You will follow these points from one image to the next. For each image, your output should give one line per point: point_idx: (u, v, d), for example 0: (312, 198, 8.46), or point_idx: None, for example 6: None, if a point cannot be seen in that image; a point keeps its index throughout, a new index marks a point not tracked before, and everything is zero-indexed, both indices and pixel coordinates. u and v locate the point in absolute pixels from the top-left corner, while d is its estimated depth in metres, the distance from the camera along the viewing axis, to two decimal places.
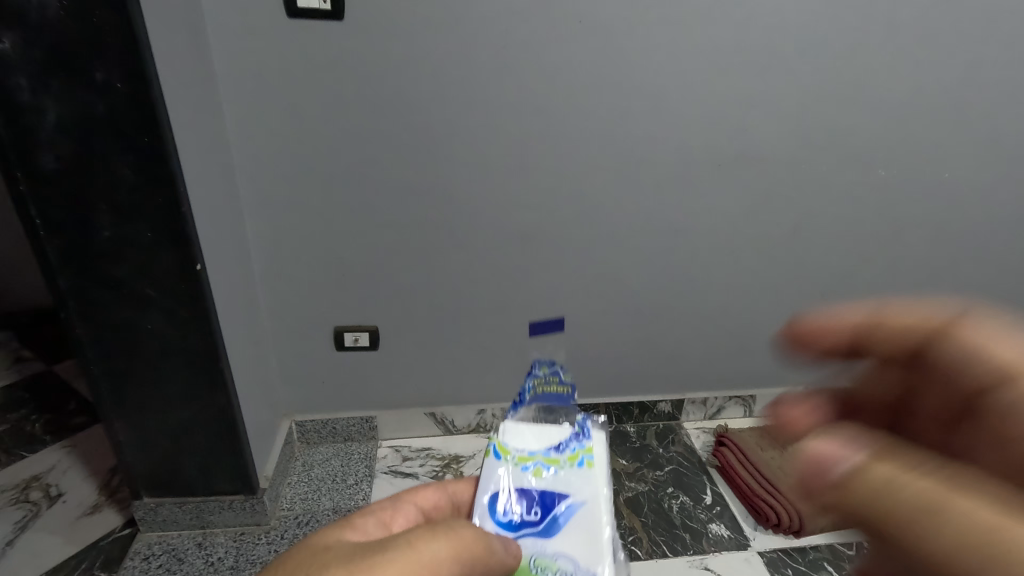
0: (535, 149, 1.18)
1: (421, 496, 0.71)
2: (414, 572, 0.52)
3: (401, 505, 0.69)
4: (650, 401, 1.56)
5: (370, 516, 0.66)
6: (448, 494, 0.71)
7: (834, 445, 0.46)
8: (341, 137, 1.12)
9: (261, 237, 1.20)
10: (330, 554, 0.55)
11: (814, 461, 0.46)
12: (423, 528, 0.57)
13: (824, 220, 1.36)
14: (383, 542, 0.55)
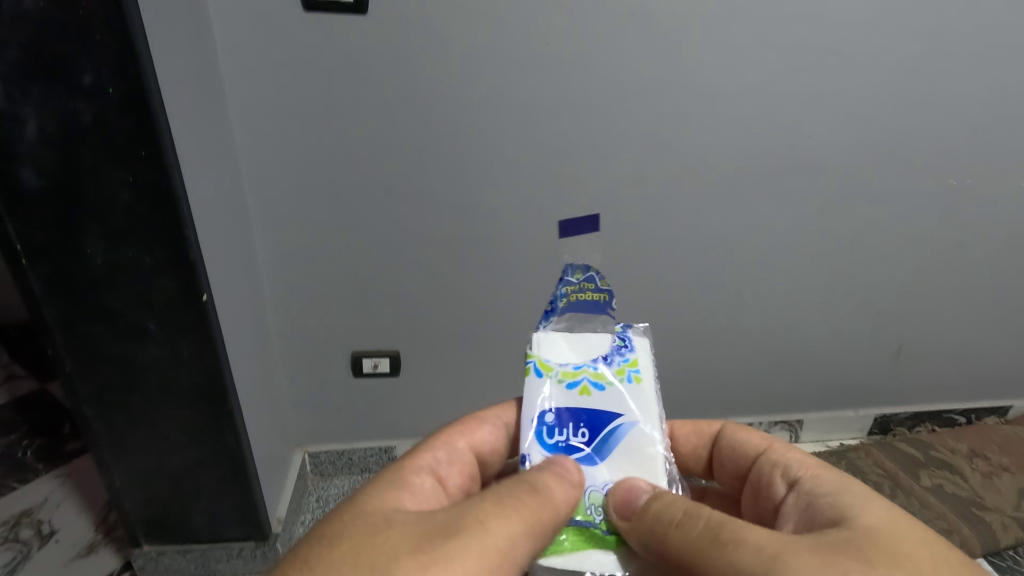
0: (577, 159, 1.07)
1: (471, 438, 0.69)
2: (492, 556, 0.49)
3: (455, 457, 0.66)
4: (690, 427, 1.45)
5: (424, 474, 0.61)
6: (499, 434, 0.71)
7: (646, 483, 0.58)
8: (362, 146, 1.00)
9: (272, 256, 1.09)
10: (395, 533, 0.51)
11: (625, 495, 0.57)
12: (487, 501, 0.53)
13: (889, 234, 1.24)
14: (449, 521, 0.51)
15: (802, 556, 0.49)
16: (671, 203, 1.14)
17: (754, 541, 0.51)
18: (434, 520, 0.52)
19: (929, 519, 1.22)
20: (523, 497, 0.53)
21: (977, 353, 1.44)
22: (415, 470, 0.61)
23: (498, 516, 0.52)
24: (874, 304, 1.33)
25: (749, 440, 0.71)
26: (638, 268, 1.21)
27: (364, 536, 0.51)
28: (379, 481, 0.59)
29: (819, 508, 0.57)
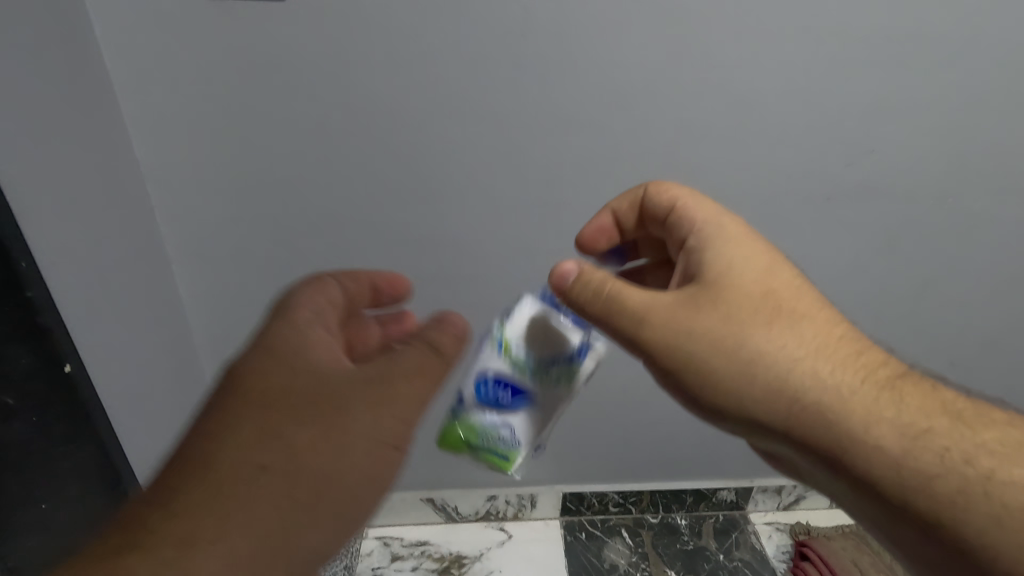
0: (570, 183, 0.84)
1: (335, 283, 0.57)
2: (419, 403, 0.50)
3: (324, 300, 0.55)
4: (709, 488, 1.18)
5: (310, 324, 0.52)
6: (359, 284, 0.60)
7: (570, 268, 0.56)
8: (299, 171, 0.79)
9: (198, 298, 0.89)
10: (332, 389, 0.47)
11: (562, 276, 0.56)
12: (411, 354, 0.51)
13: (965, 270, 0.98)
14: (377, 375, 0.49)
15: (651, 331, 0.53)
16: None
17: (629, 313, 0.53)
18: (367, 372, 0.49)
19: None
20: (452, 346, 0.53)
21: None
22: (310, 321, 0.52)
23: (431, 367, 0.51)
24: (936, 348, 1.08)
25: (660, 198, 0.63)
26: None
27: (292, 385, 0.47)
28: (281, 336, 0.50)
29: (700, 266, 0.55)
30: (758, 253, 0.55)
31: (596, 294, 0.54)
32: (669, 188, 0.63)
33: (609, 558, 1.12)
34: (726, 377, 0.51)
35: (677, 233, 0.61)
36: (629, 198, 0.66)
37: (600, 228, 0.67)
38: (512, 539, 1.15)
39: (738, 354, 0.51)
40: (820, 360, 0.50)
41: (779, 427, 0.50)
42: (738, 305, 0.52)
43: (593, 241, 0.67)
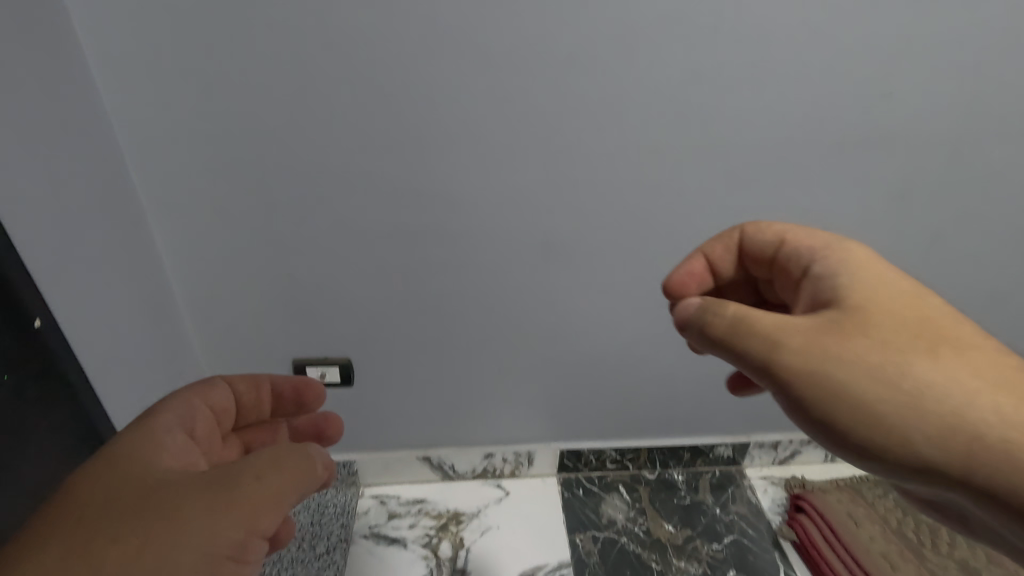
0: (570, 129, 0.79)
1: (211, 395, 0.65)
2: (265, 510, 0.49)
3: (196, 409, 0.62)
4: (706, 444, 1.18)
5: (175, 431, 0.57)
6: (232, 393, 0.67)
7: (690, 306, 0.53)
8: (280, 116, 0.75)
9: (177, 252, 0.84)
10: (170, 496, 0.47)
11: (685, 312, 0.53)
12: (263, 454, 0.51)
13: (982, 223, 0.93)
14: (221, 475, 0.49)
15: (792, 357, 0.47)
16: (694, 186, 0.85)
17: (762, 338, 0.48)
18: (212, 469, 0.50)
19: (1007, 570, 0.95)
20: (311, 457, 0.54)
21: None
22: (169, 427, 0.57)
23: (295, 467, 0.52)
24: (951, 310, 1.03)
25: (766, 233, 0.60)
26: (649, 266, 0.93)
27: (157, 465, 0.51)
28: (132, 443, 0.53)
29: (832, 294, 0.51)
30: (895, 277, 0.51)
31: (726, 323, 0.50)
32: (776, 224, 0.61)
33: (606, 513, 1.12)
34: (886, 411, 0.44)
35: (793, 265, 0.57)
36: (722, 240, 0.63)
37: (691, 272, 0.63)
38: (509, 496, 1.15)
39: (898, 385, 0.44)
40: (996, 390, 0.43)
41: (958, 471, 0.42)
42: (889, 330, 0.47)
43: (684, 285, 0.63)
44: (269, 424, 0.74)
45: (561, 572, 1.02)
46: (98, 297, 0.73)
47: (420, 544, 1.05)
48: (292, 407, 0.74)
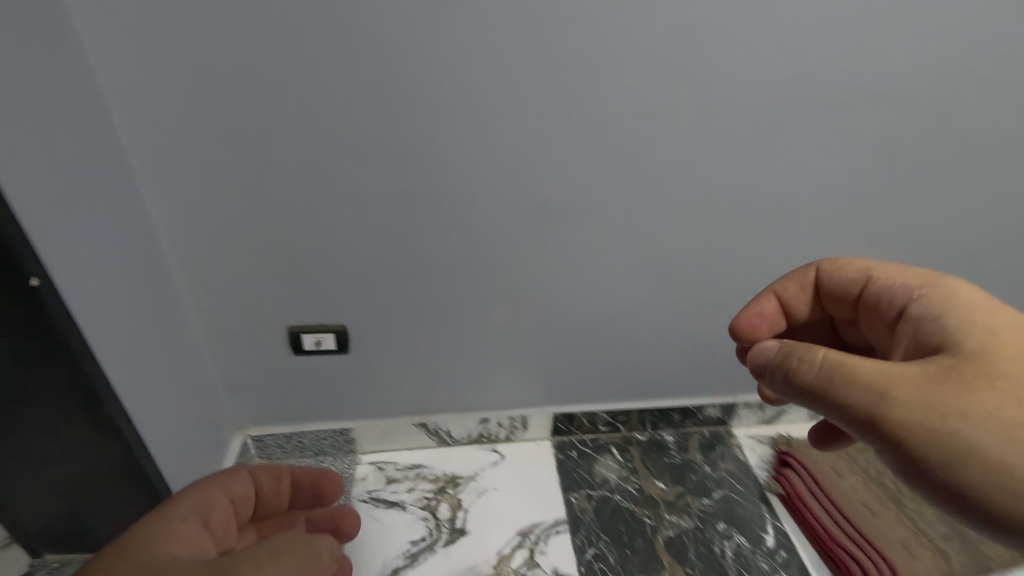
0: (563, 89, 0.79)
1: (234, 483, 0.64)
2: None
3: (217, 497, 0.61)
4: (695, 405, 1.21)
5: (188, 520, 0.56)
6: (251, 481, 0.66)
7: (780, 349, 0.57)
8: (273, 76, 0.74)
9: (171, 216, 0.83)
10: None
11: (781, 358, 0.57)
12: (275, 545, 0.52)
13: (964, 183, 0.96)
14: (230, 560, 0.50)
15: (904, 404, 0.50)
16: (685, 147, 0.86)
17: (868, 386, 0.51)
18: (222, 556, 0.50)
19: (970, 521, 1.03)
20: (319, 546, 0.55)
21: None
22: (183, 515, 0.56)
23: (306, 560, 0.53)
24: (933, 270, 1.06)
25: (849, 271, 0.66)
26: (641, 228, 0.94)
27: (171, 556, 0.50)
28: (142, 529, 0.52)
29: (936, 337, 0.55)
30: (1001, 317, 0.54)
31: (829, 370, 0.53)
32: (857, 262, 0.66)
33: (600, 473, 1.15)
34: (993, 455, 0.49)
35: (885, 304, 0.63)
36: (795, 280, 0.69)
37: (761, 312, 0.70)
38: (504, 459, 1.17)
39: (1009, 430, 0.49)
40: None
41: None
42: (997, 376, 0.50)
43: (755, 326, 0.69)
44: (285, 517, 0.74)
45: (557, 529, 1.04)
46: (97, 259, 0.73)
47: (419, 506, 1.07)
48: (308, 496, 0.76)
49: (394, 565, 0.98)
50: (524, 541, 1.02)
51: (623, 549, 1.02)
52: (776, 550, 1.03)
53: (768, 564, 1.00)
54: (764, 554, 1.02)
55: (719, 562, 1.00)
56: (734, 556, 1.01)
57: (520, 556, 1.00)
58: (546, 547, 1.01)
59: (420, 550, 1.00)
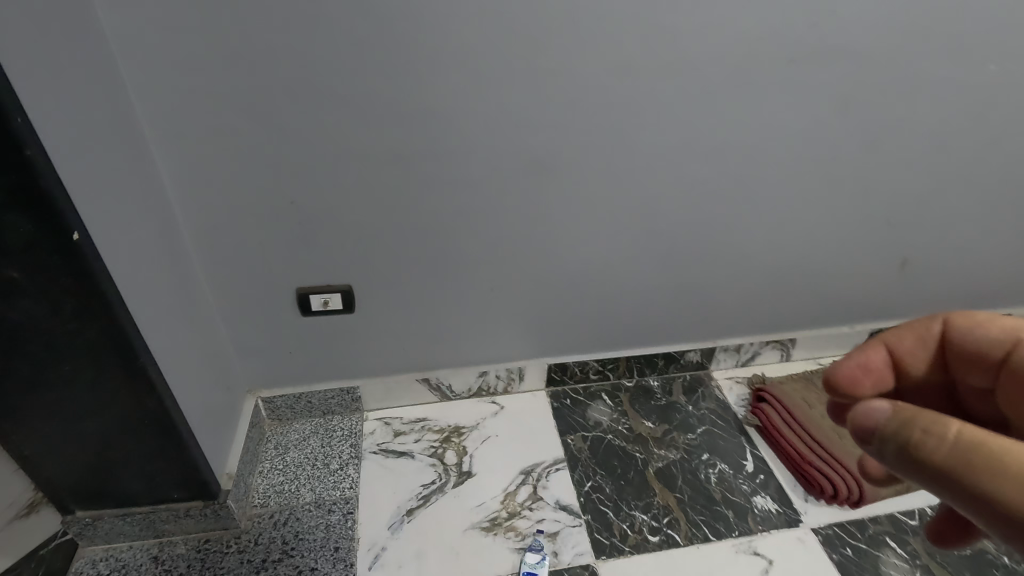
0: (553, 49, 0.85)
1: None
2: None
3: None
4: (677, 351, 1.31)
5: None
6: None
7: (910, 422, 0.44)
8: (281, 42, 0.78)
9: (184, 181, 0.87)
10: None
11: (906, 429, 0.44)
12: None
13: (913, 132, 1.05)
14: None
15: None
16: (664, 103, 0.93)
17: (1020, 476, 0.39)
18: None
19: None
20: None
21: (986, 263, 1.31)
22: None
23: None
24: (887, 214, 1.17)
25: (987, 327, 0.53)
26: (626, 181, 1.02)
27: None
28: None
29: None
30: None
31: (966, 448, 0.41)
32: (1003, 321, 0.53)
33: (593, 417, 1.24)
34: None
35: None
36: (914, 331, 0.57)
37: (867, 365, 0.57)
38: (503, 409, 1.25)
39: None
40: None
41: None
42: None
43: (855, 381, 0.57)
44: None
45: (557, 467, 1.13)
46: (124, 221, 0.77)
47: (427, 454, 1.14)
48: None
49: (408, 506, 1.05)
50: (527, 479, 1.10)
51: (618, 480, 1.11)
52: (755, 474, 1.13)
53: (748, 486, 1.11)
54: (745, 477, 1.12)
55: (705, 487, 1.10)
56: (717, 480, 1.11)
57: (524, 492, 1.08)
58: (548, 483, 1.10)
59: (431, 492, 1.08)
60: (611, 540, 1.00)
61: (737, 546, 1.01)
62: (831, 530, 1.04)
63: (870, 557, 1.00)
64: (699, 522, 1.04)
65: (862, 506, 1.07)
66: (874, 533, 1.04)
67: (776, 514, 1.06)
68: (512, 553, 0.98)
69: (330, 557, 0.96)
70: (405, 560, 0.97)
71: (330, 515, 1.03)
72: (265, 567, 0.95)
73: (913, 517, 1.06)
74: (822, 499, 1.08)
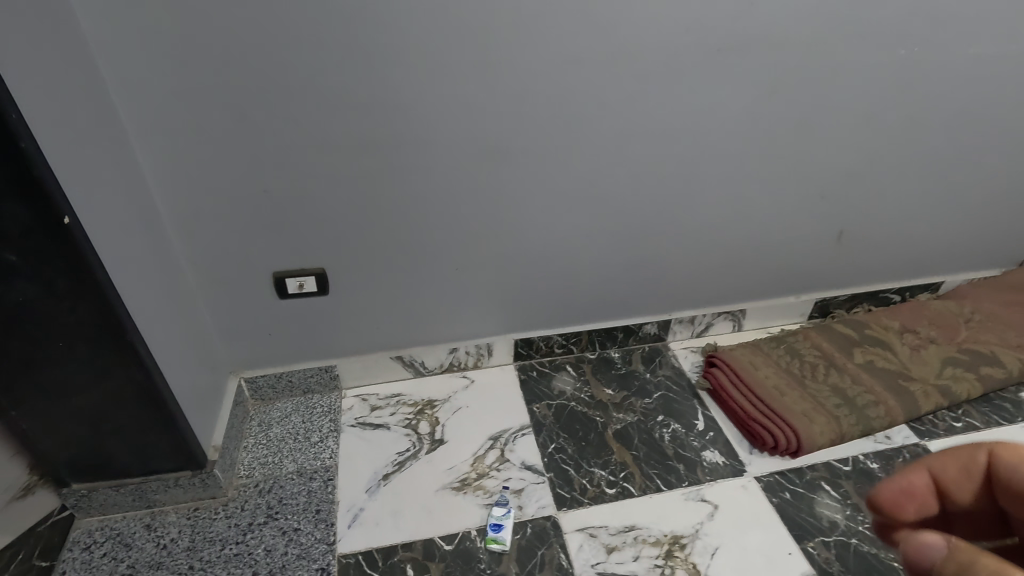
0: (498, 43, 0.94)
1: None
2: None
3: None
4: (635, 323, 1.41)
5: None
6: None
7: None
8: (248, 44, 0.86)
9: (164, 174, 0.95)
10: None
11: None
12: None
13: (836, 113, 1.15)
14: None
15: None
16: (604, 91, 1.02)
17: None
18: None
19: (859, 394, 1.26)
20: None
21: (916, 233, 1.42)
22: None
23: None
24: (819, 189, 1.27)
25: None
26: (574, 164, 1.10)
27: None
28: None
29: None
30: None
31: None
32: None
33: (557, 386, 1.33)
34: None
35: None
36: (959, 456, 0.48)
37: (908, 489, 0.49)
38: (473, 382, 1.34)
39: None
40: None
41: None
42: None
43: (897, 505, 0.49)
44: None
45: (522, 432, 1.22)
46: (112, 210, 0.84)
47: (402, 425, 1.23)
48: None
49: (384, 472, 1.13)
50: (495, 444, 1.19)
51: (579, 442, 1.20)
52: (705, 431, 1.23)
53: (699, 442, 1.20)
54: (695, 435, 1.22)
55: (659, 444, 1.20)
56: (670, 438, 1.21)
57: (492, 455, 1.17)
58: (515, 446, 1.19)
59: (406, 458, 1.16)
60: (571, 493, 1.10)
61: (687, 494, 1.10)
62: (772, 478, 1.14)
63: (807, 499, 1.10)
64: (653, 475, 1.14)
65: (800, 456, 1.17)
66: (811, 478, 1.14)
67: (723, 465, 1.16)
68: (480, 508, 1.07)
69: (311, 518, 1.04)
70: (381, 518, 1.05)
71: (311, 482, 1.11)
72: (251, 530, 1.02)
73: (847, 464, 1.17)
74: (764, 450, 1.18)
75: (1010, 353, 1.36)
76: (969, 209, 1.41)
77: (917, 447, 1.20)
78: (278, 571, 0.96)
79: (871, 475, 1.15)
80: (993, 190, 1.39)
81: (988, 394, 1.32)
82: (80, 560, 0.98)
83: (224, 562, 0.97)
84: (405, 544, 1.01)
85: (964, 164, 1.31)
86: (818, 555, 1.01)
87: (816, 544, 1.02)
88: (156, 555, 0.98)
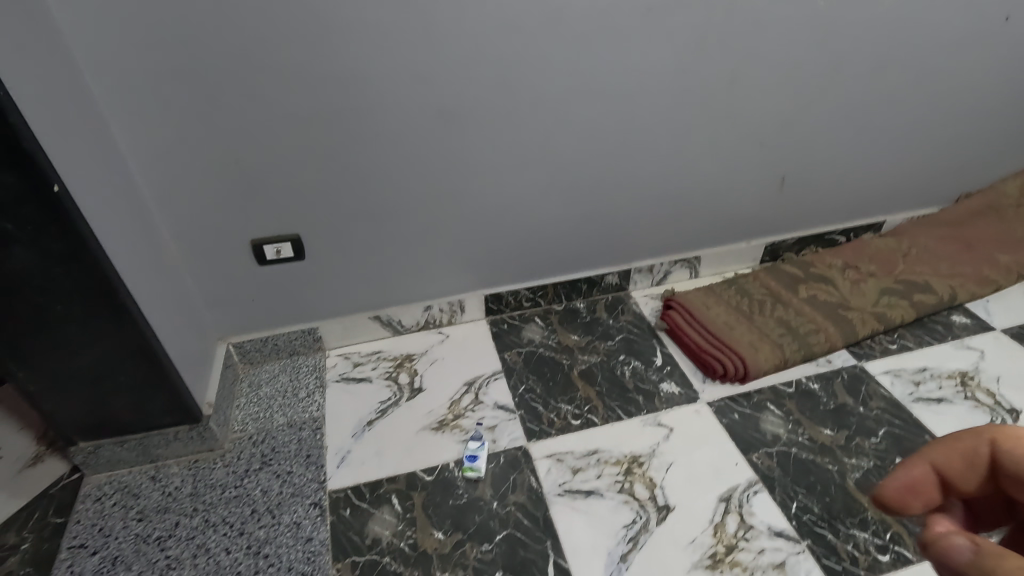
0: (444, 12, 1.01)
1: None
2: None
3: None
4: (597, 275, 1.51)
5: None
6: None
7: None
8: (209, 22, 0.93)
9: (140, 150, 1.02)
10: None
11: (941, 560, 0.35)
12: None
13: (765, 64, 1.24)
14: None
15: None
16: (547, 53, 1.10)
17: None
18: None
19: (803, 325, 1.37)
20: None
21: (854, 176, 1.53)
22: None
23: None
24: (757, 138, 1.36)
25: None
26: (526, 124, 1.19)
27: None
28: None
29: None
30: None
31: None
32: None
33: (527, 336, 1.43)
34: None
35: None
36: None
37: (913, 484, 0.37)
38: (448, 337, 1.43)
39: None
40: None
41: None
42: None
43: (902, 505, 0.37)
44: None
45: (495, 377, 1.32)
46: (96, 183, 0.92)
47: (383, 377, 1.32)
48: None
49: (368, 419, 1.23)
50: (470, 388, 1.29)
51: (547, 382, 1.30)
52: (663, 366, 1.34)
53: (657, 376, 1.31)
54: (654, 369, 1.33)
55: (621, 379, 1.30)
56: (631, 374, 1.32)
57: (467, 398, 1.27)
58: (488, 389, 1.29)
59: (388, 406, 1.26)
60: (540, 426, 1.20)
61: (645, 421, 1.21)
62: (723, 402, 1.25)
63: (753, 418, 1.21)
64: (614, 406, 1.25)
65: (748, 382, 1.28)
66: (758, 400, 1.25)
67: (678, 394, 1.27)
68: (457, 444, 1.17)
69: (303, 462, 1.14)
70: (366, 458, 1.15)
71: (301, 431, 1.20)
72: (249, 475, 1.12)
73: (791, 386, 1.28)
74: (716, 379, 1.29)
75: (941, 281, 1.48)
76: (899, 151, 1.52)
77: (855, 368, 1.32)
78: (275, 508, 1.06)
79: (812, 394, 1.26)
80: (920, 130, 1.49)
81: (921, 319, 1.44)
82: (92, 509, 1.06)
83: (225, 503, 1.07)
84: (389, 477, 1.11)
85: (890, 107, 1.41)
86: (762, 464, 1.12)
87: (760, 454, 1.14)
88: (163, 502, 1.07)
